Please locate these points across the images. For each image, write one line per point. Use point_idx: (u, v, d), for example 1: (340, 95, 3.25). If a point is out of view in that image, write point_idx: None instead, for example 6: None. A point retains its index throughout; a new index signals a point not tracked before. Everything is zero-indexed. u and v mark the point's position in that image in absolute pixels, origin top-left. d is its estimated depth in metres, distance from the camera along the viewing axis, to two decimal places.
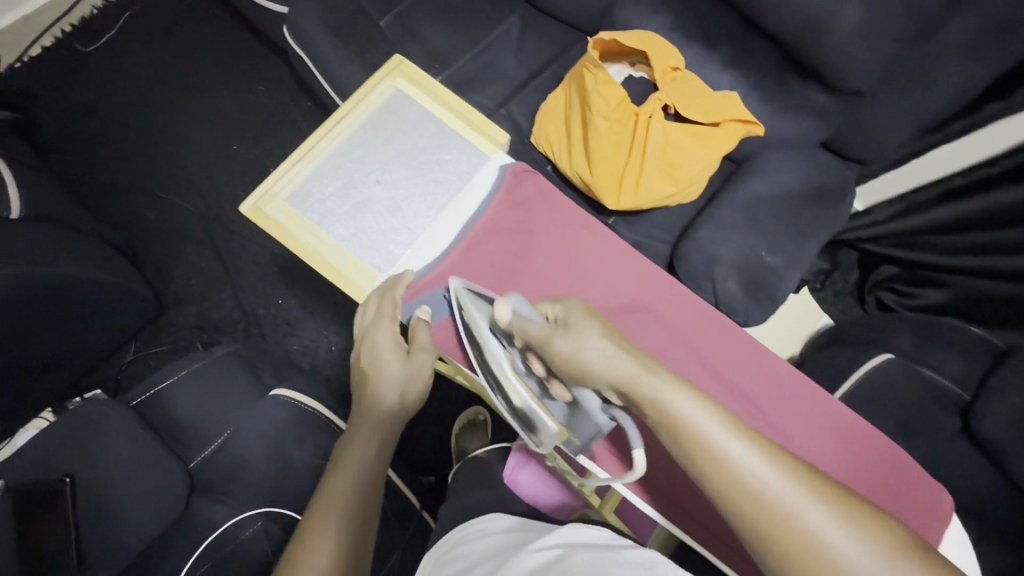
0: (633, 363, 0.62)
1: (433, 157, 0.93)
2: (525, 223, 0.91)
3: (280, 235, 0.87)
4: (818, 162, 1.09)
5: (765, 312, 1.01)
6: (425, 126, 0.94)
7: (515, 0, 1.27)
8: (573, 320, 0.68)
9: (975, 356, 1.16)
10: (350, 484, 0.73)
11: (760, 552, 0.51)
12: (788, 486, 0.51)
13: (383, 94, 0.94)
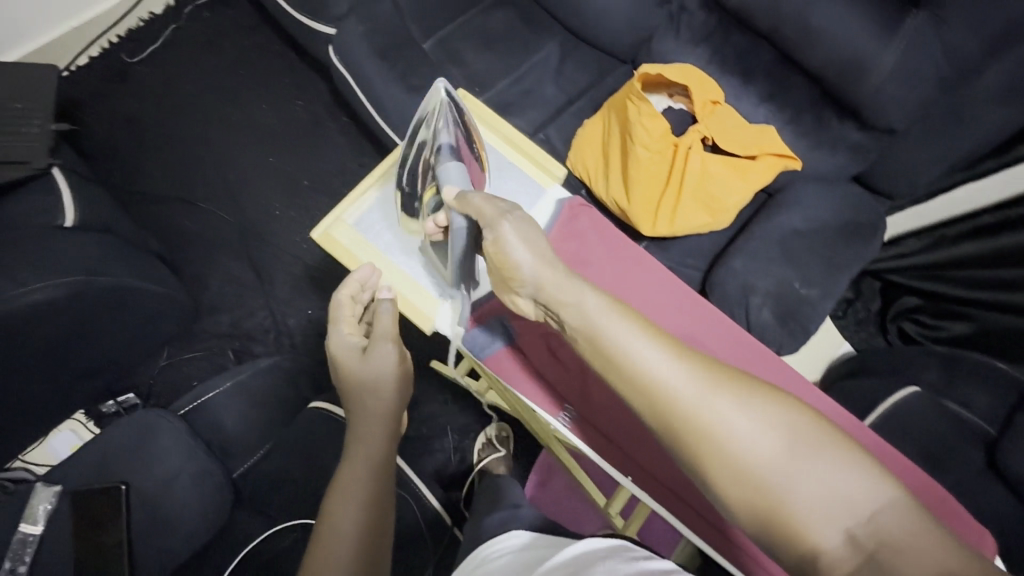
0: (560, 279, 0.66)
1: (493, 189, 0.96)
2: (582, 255, 0.93)
3: (347, 259, 0.95)
4: (850, 197, 1.12)
5: (797, 342, 1.02)
6: (486, 158, 0.98)
7: (555, 29, 1.30)
8: (510, 224, 0.72)
9: (1005, 392, 1.16)
10: (352, 500, 0.76)
11: (671, 449, 0.55)
12: (692, 388, 0.55)
13: None
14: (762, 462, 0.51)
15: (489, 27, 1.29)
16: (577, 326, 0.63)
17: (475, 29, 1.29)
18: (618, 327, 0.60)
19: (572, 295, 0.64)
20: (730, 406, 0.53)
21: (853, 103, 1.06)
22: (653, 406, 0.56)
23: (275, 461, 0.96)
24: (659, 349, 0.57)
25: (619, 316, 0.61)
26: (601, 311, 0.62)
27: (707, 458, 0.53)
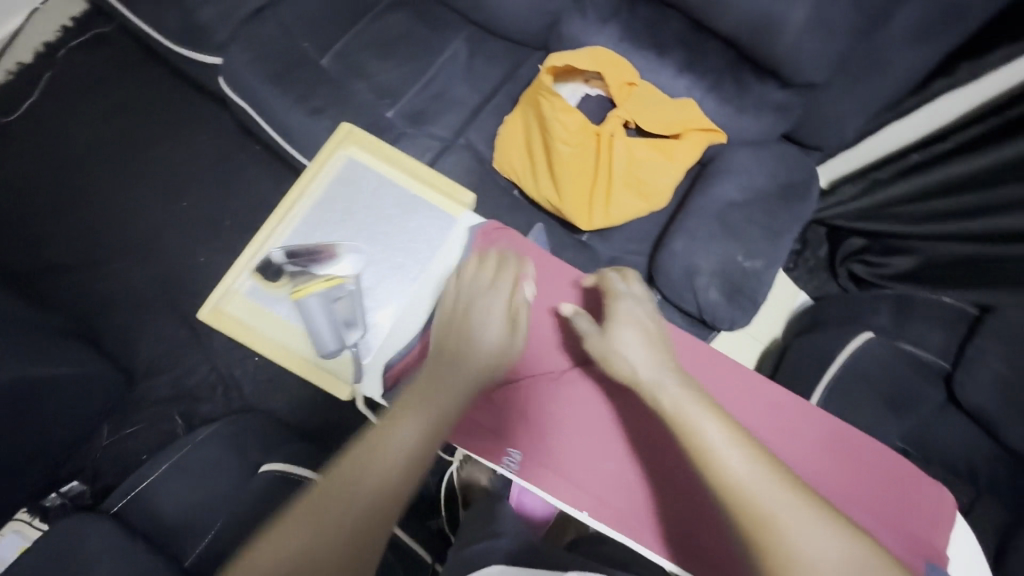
0: (659, 371, 0.71)
1: (398, 227, 0.94)
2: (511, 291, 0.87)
3: (248, 335, 0.89)
4: (783, 157, 1.10)
5: (749, 316, 1.01)
6: (386, 195, 0.96)
7: (459, 24, 1.24)
8: (614, 325, 0.77)
9: (953, 325, 1.18)
10: (344, 503, 0.61)
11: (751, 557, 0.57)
12: (769, 493, 0.58)
13: (337, 167, 0.95)
14: (803, 553, 0.55)
15: (388, 33, 1.21)
16: (659, 402, 0.68)
17: (374, 37, 1.21)
18: (693, 410, 0.66)
19: (653, 379, 0.70)
20: (782, 498, 0.58)
21: (770, 63, 1.03)
22: (721, 477, 0.60)
23: (234, 537, 0.91)
24: (732, 436, 0.63)
25: (698, 402, 0.67)
26: (682, 393, 0.68)
27: (755, 534, 0.57)
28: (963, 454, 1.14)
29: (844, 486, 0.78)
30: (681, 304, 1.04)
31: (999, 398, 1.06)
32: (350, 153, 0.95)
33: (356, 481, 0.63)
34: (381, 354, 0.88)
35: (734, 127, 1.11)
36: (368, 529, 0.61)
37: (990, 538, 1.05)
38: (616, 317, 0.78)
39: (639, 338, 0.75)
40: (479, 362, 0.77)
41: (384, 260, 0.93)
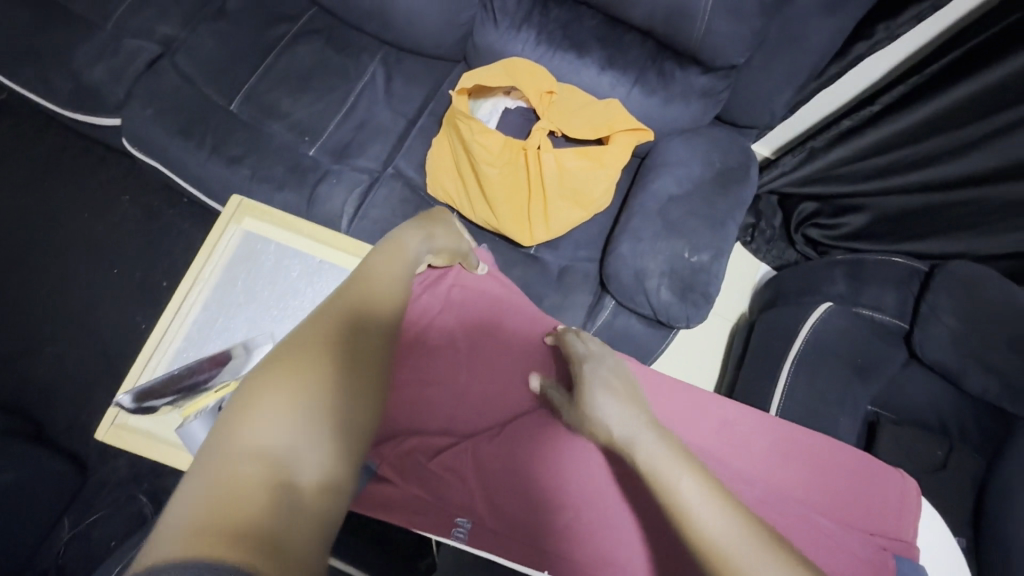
0: (639, 423, 0.55)
1: (304, 300, 0.81)
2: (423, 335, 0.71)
3: (153, 448, 0.76)
4: (717, 141, 1.08)
5: (704, 311, 0.99)
6: (289, 266, 0.83)
7: (371, 47, 1.19)
8: (595, 365, 0.62)
9: (906, 284, 1.19)
10: (333, 376, 0.45)
11: None
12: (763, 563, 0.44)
13: (231, 243, 0.84)
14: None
15: (299, 67, 1.15)
16: (625, 448, 0.54)
17: (284, 72, 1.14)
18: (671, 456, 0.51)
19: (630, 437, 0.54)
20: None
21: (689, 50, 1.00)
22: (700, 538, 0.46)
23: None
24: (718, 492, 0.49)
25: (682, 459, 0.51)
26: (652, 437, 0.53)
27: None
28: (933, 409, 1.15)
29: (822, 499, 0.68)
30: (636, 308, 1.02)
31: (957, 352, 1.07)
32: (242, 228, 0.84)
33: (313, 351, 0.46)
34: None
35: (663, 118, 1.09)
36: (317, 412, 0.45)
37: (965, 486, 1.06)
38: (590, 377, 0.60)
39: (616, 392, 0.58)
40: (398, 258, 0.62)
41: None
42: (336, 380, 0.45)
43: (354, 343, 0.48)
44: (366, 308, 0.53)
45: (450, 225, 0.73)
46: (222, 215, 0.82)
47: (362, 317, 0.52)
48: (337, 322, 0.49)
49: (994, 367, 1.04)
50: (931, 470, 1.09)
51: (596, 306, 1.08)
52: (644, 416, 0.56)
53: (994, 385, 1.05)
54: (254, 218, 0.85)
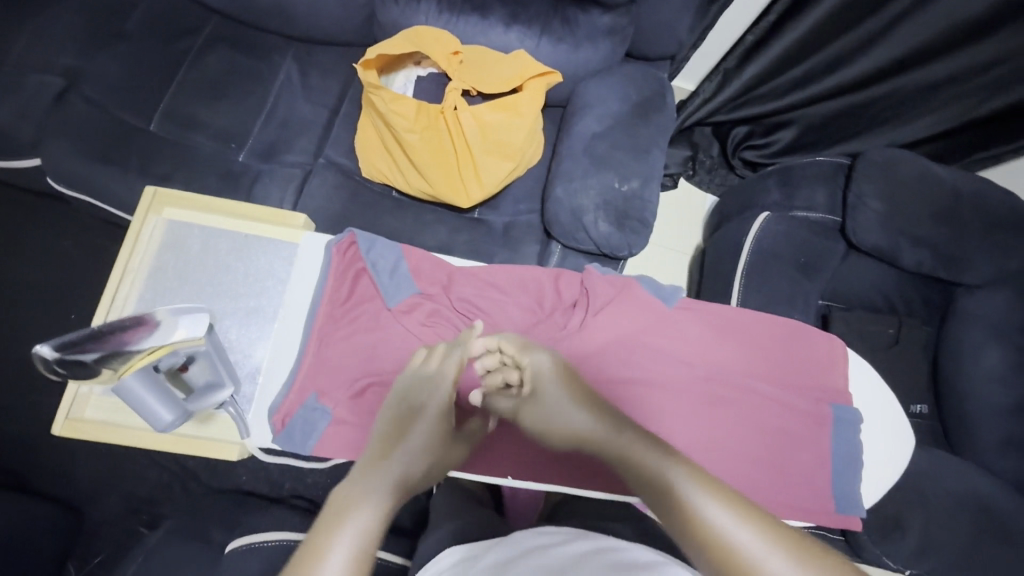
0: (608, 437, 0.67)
1: (241, 273, 0.83)
2: (359, 294, 0.77)
3: (118, 434, 0.78)
4: (633, 76, 1.12)
5: (643, 236, 1.01)
6: (218, 245, 0.84)
7: (281, 46, 1.21)
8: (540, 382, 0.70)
9: (833, 180, 1.23)
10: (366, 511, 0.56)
11: None
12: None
13: (154, 234, 0.84)
14: None
15: (212, 76, 1.16)
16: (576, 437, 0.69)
17: (196, 84, 1.15)
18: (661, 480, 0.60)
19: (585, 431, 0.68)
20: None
21: None
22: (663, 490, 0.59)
23: None
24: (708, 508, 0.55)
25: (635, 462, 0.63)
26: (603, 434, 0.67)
27: (714, 551, 0.53)
28: (878, 291, 1.23)
29: (770, 370, 0.80)
30: (580, 247, 1.04)
31: (887, 234, 1.12)
32: (163, 217, 0.84)
33: (343, 521, 0.55)
34: (266, 397, 0.77)
35: (575, 63, 1.11)
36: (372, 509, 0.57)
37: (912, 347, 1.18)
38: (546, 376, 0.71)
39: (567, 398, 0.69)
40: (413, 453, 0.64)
41: (235, 311, 0.81)
42: (360, 538, 0.54)
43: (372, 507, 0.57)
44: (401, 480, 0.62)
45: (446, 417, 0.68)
46: (138, 207, 0.83)
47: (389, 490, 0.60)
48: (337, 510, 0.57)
49: (920, 240, 1.13)
50: (885, 347, 1.19)
51: (545, 253, 1.12)
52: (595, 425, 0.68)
53: (926, 257, 1.13)
54: (174, 206, 0.85)
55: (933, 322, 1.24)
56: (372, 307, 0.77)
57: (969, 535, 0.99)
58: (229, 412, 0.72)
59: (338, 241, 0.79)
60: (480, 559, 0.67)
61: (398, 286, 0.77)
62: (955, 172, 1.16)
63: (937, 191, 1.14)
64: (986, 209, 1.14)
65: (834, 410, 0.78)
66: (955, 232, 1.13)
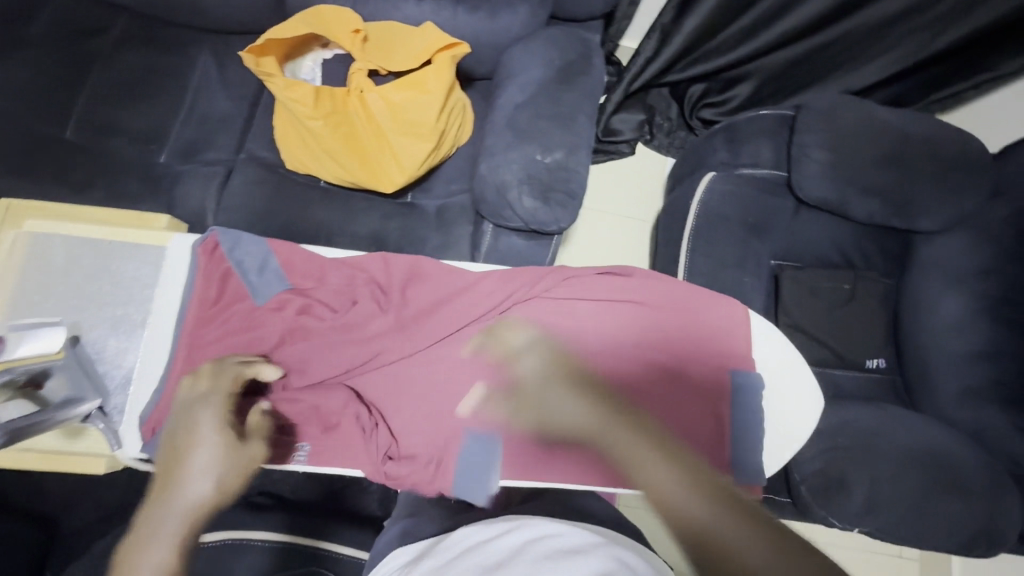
0: (597, 412, 0.57)
1: (107, 284, 0.86)
2: (230, 293, 0.75)
3: None
4: (558, 39, 1.06)
5: (571, 209, 0.98)
6: (84, 256, 0.86)
7: (196, 40, 1.18)
8: (533, 365, 0.65)
9: (778, 133, 1.18)
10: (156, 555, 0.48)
11: None
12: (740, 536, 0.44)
13: (19, 247, 0.86)
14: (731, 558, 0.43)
15: (125, 75, 1.13)
16: (644, 472, 0.50)
17: (109, 86, 1.12)
18: (608, 420, 0.56)
19: (583, 423, 0.57)
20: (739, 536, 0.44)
21: None
22: (705, 541, 0.45)
23: None
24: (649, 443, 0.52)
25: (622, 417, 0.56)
26: (709, 511, 0.46)
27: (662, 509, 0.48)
28: (832, 245, 1.18)
29: (670, 344, 0.79)
30: (509, 225, 1.00)
31: (833, 185, 1.08)
32: (26, 231, 0.86)
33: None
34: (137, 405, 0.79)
35: (496, 31, 1.06)
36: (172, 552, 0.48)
37: (867, 300, 1.15)
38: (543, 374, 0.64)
39: (571, 390, 0.60)
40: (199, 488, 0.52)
41: (107, 322, 0.84)
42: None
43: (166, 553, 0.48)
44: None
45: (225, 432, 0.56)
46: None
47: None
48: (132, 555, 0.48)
49: (870, 189, 1.07)
50: (840, 303, 1.15)
51: (479, 234, 1.08)
52: (583, 402, 0.58)
53: (876, 207, 1.08)
54: (37, 220, 0.86)
55: (893, 274, 1.19)
56: (242, 308, 0.75)
57: (924, 487, 0.96)
58: (99, 423, 0.77)
59: (200, 241, 0.76)
60: (420, 562, 0.60)
61: (267, 283, 0.76)
62: (902, 115, 1.10)
63: (884, 135, 1.08)
64: (939, 151, 1.09)
65: (731, 376, 0.78)
66: (906, 178, 1.07)
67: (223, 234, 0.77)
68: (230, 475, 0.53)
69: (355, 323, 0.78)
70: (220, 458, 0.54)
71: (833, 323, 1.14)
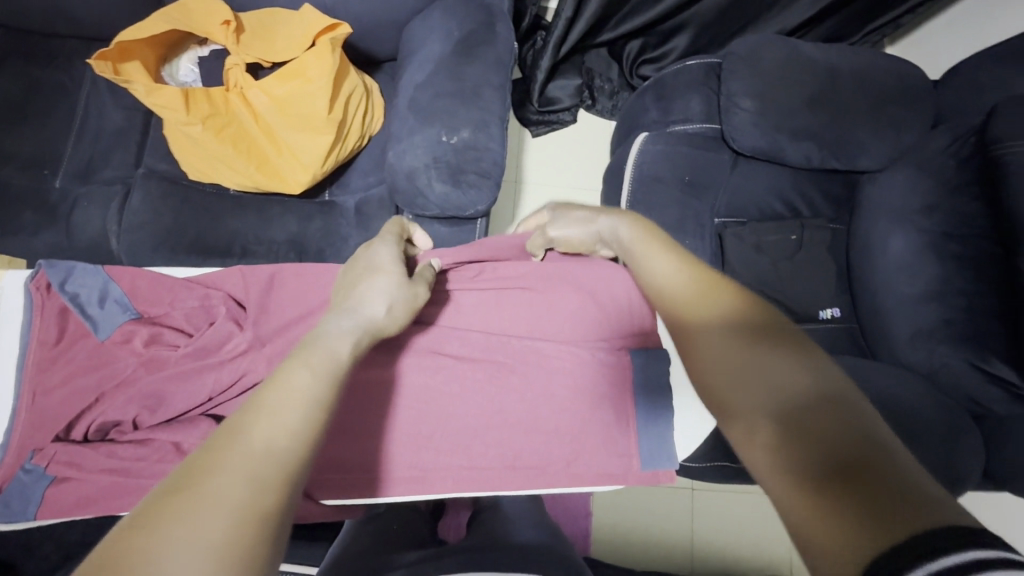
0: (640, 240, 0.61)
1: None
2: (74, 331, 0.67)
3: None
4: (454, 8, 0.98)
5: (486, 189, 0.91)
6: None
7: (79, 52, 1.09)
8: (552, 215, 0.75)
9: (708, 83, 1.11)
10: (266, 442, 0.36)
11: (748, 446, 0.39)
12: (807, 383, 0.39)
13: None
14: (789, 404, 0.39)
15: (5, 98, 1.05)
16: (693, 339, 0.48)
17: None
18: (645, 243, 0.60)
19: (596, 228, 0.68)
20: (808, 384, 0.39)
21: None
22: (768, 387, 0.40)
23: None
24: (724, 293, 0.50)
25: (632, 229, 0.63)
26: (772, 347, 0.43)
27: (720, 368, 0.44)
28: (778, 194, 1.13)
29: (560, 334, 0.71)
30: (427, 214, 0.94)
31: (766, 132, 1.02)
32: None
33: (219, 462, 0.35)
34: None
35: (389, 7, 0.98)
36: (245, 474, 0.34)
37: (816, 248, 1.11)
38: (631, 242, 0.62)
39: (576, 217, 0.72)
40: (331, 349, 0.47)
41: None
42: (236, 497, 0.33)
43: (269, 446, 0.37)
44: (265, 456, 0.36)
45: (385, 268, 0.59)
46: None
47: (255, 469, 0.35)
48: (222, 449, 0.35)
49: (803, 133, 1.02)
50: (788, 255, 1.10)
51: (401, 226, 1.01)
52: (595, 215, 0.70)
53: (813, 150, 1.03)
54: None
55: (841, 219, 1.14)
56: (87, 343, 0.66)
57: None
58: None
59: (33, 280, 0.70)
60: None
61: (110, 315, 0.67)
62: (831, 50, 1.05)
63: (813, 74, 1.03)
64: (872, 84, 1.03)
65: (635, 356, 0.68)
66: (841, 117, 1.02)
67: (50, 271, 0.69)
68: (361, 319, 0.52)
69: (212, 345, 0.65)
70: (391, 288, 0.56)
71: (784, 276, 1.09)
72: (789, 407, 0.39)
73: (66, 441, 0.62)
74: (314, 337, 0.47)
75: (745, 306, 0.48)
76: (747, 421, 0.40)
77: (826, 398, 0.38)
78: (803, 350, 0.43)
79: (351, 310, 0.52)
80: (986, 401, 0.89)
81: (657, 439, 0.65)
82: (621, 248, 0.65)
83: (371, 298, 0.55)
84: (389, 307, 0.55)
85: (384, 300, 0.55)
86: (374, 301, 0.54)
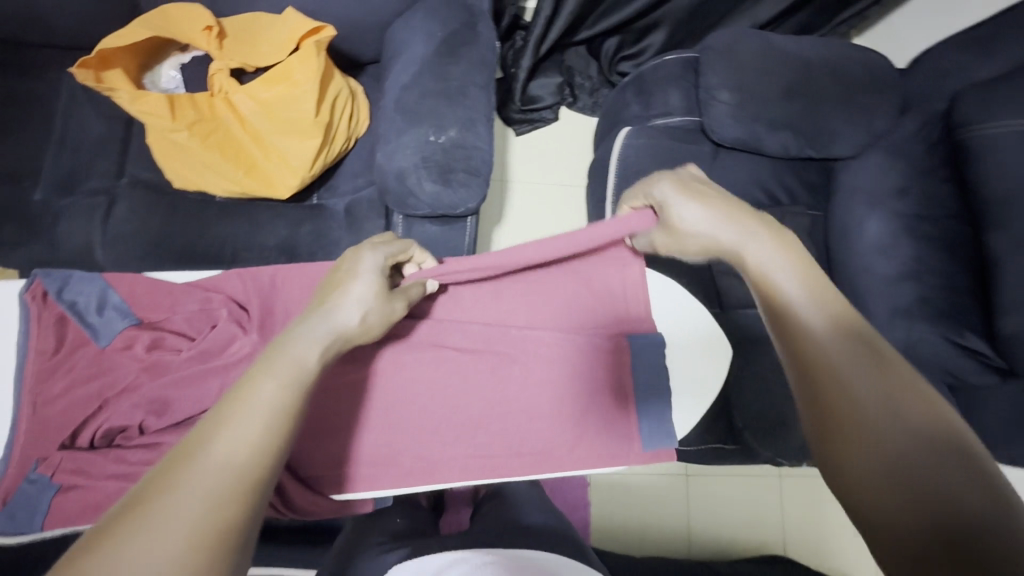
0: (790, 271, 0.50)
1: None
2: (73, 339, 0.67)
3: None
4: (437, 9, 0.99)
5: (476, 187, 0.92)
6: None
7: (56, 61, 1.08)
8: (678, 200, 0.57)
9: (687, 77, 1.14)
10: (228, 460, 0.37)
11: (868, 522, 0.38)
12: (946, 471, 0.36)
13: None
14: (923, 493, 0.36)
15: None
16: (824, 395, 0.43)
17: None
18: (797, 281, 0.49)
19: (732, 240, 0.54)
20: (945, 471, 0.36)
21: None
22: (899, 464, 0.38)
23: None
24: (854, 340, 0.45)
25: (782, 257, 0.51)
26: (908, 419, 0.39)
27: (841, 428, 0.41)
28: (758, 182, 1.16)
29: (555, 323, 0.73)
30: (417, 213, 0.95)
31: (744, 123, 1.05)
32: None
33: (179, 480, 0.35)
34: None
35: (372, 10, 0.98)
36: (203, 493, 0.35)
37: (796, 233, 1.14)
38: (775, 269, 0.50)
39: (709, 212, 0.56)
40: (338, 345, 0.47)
41: None
42: (194, 518, 0.34)
43: (230, 462, 0.37)
44: (226, 473, 0.36)
45: (369, 276, 0.55)
46: None
47: (213, 490, 0.35)
48: (181, 466, 0.36)
49: (780, 122, 1.05)
50: None
51: (391, 227, 1.02)
52: (738, 221, 0.54)
53: (789, 139, 1.07)
54: None
55: (819, 206, 1.18)
56: (87, 351, 0.66)
57: None
58: None
59: (27, 290, 0.69)
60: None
61: (109, 322, 0.67)
62: (803, 41, 1.09)
63: (787, 66, 1.06)
64: (843, 74, 1.07)
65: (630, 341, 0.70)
66: (814, 106, 1.05)
67: (44, 280, 0.69)
68: (330, 330, 0.49)
69: (216, 348, 0.65)
70: (368, 297, 0.53)
71: None
72: (923, 495, 0.36)
73: (71, 449, 0.62)
74: (283, 342, 0.45)
75: (876, 359, 0.43)
76: (869, 496, 0.38)
77: (969, 495, 0.35)
78: (942, 424, 0.39)
79: (324, 314, 0.49)
80: (962, 373, 0.93)
81: (655, 420, 0.67)
82: (743, 270, 0.54)
83: (346, 308, 0.51)
84: (364, 317, 0.52)
85: (357, 312, 0.52)
86: (349, 313, 0.51)
